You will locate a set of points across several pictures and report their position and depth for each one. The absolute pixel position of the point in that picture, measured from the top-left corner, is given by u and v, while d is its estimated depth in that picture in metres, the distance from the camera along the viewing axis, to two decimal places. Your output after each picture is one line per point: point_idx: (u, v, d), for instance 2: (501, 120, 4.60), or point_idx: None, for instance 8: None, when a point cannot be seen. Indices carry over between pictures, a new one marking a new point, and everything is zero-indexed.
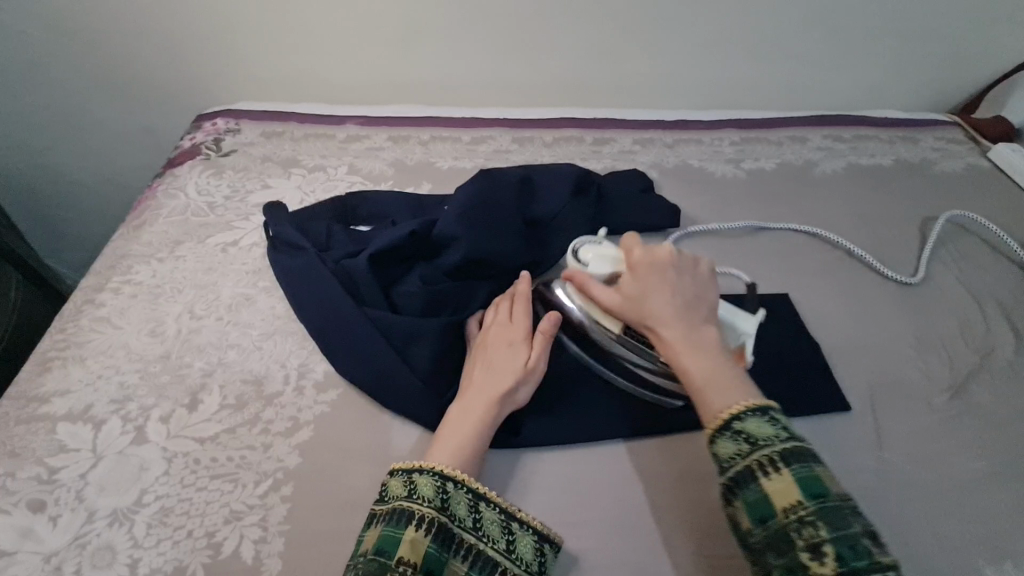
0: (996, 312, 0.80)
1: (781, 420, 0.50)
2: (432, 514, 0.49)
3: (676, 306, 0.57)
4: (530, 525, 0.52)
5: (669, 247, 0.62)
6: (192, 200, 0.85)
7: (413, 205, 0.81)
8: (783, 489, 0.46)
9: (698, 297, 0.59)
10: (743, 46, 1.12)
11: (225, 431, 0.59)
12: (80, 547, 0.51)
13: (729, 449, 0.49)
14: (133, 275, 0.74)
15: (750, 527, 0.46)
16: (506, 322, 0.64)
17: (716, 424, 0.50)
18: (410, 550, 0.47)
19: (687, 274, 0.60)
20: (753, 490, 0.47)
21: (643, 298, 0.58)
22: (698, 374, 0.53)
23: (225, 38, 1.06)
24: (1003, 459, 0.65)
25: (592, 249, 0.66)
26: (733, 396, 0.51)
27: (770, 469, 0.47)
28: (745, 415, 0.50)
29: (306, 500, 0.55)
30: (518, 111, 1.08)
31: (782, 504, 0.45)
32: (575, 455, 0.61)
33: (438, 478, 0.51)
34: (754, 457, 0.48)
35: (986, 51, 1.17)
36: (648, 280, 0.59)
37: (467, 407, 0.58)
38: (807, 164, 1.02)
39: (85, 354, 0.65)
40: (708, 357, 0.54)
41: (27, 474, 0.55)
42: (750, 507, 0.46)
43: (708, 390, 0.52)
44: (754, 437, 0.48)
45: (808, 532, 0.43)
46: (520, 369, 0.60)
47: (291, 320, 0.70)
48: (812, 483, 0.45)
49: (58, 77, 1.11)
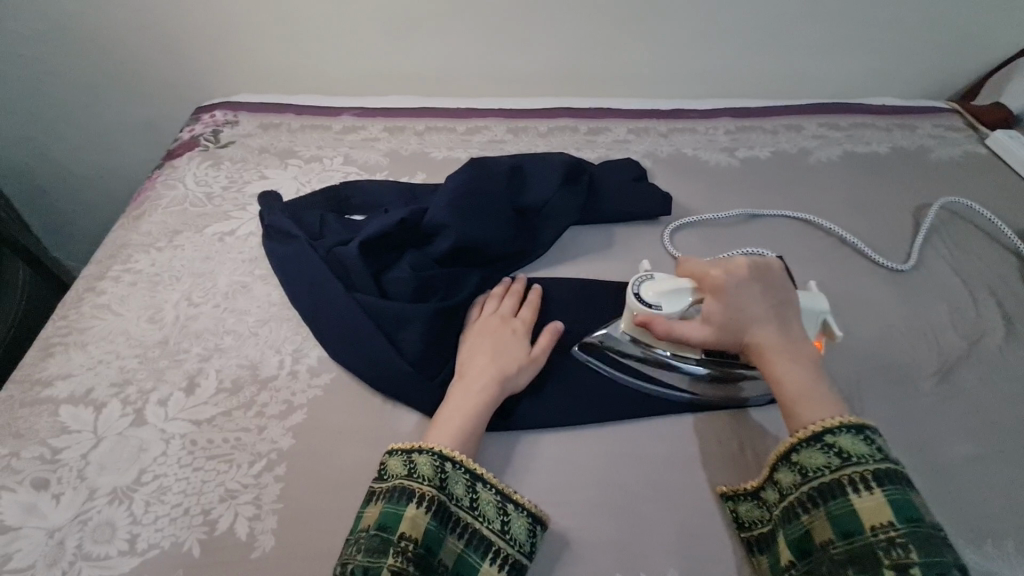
0: (987, 298, 0.80)
1: (875, 439, 0.50)
2: (431, 493, 0.51)
3: (764, 319, 0.58)
4: (524, 506, 0.53)
5: (745, 258, 0.62)
6: (191, 190, 0.87)
7: (407, 195, 0.82)
8: (873, 508, 0.47)
9: (783, 307, 0.60)
10: (738, 34, 1.11)
11: (221, 413, 0.61)
12: (81, 523, 0.53)
13: (818, 461, 0.50)
14: (133, 263, 0.76)
15: (831, 538, 0.48)
16: (508, 316, 0.68)
17: (802, 435, 0.52)
18: (411, 526, 0.49)
19: (769, 285, 0.60)
20: (839, 502, 0.48)
21: (730, 314, 0.59)
22: (791, 388, 0.54)
23: (222, 31, 1.07)
24: (989, 443, 0.65)
25: (653, 286, 0.63)
26: (829, 411, 0.52)
27: (861, 487, 0.48)
28: (840, 431, 0.50)
29: (299, 480, 0.56)
30: (510, 101, 1.09)
31: (872, 522, 0.46)
32: (562, 438, 0.62)
33: (437, 458, 0.53)
34: (844, 472, 0.49)
35: (986, 36, 1.16)
36: (733, 294, 0.59)
37: (467, 387, 0.60)
38: (802, 152, 1.02)
39: (86, 339, 0.67)
40: (800, 373, 0.55)
41: (31, 454, 0.57)
42: (834, 519, 0.48)
43: (801, 404, 0.53)
44: (848, 453, 0.49)
45: (896, 553, 0.44)
46: (524, 359, 0.63)
47: (286, 307, 0.71)
48: (907, 506, 0.46)
49: (60, 72, 1.13)
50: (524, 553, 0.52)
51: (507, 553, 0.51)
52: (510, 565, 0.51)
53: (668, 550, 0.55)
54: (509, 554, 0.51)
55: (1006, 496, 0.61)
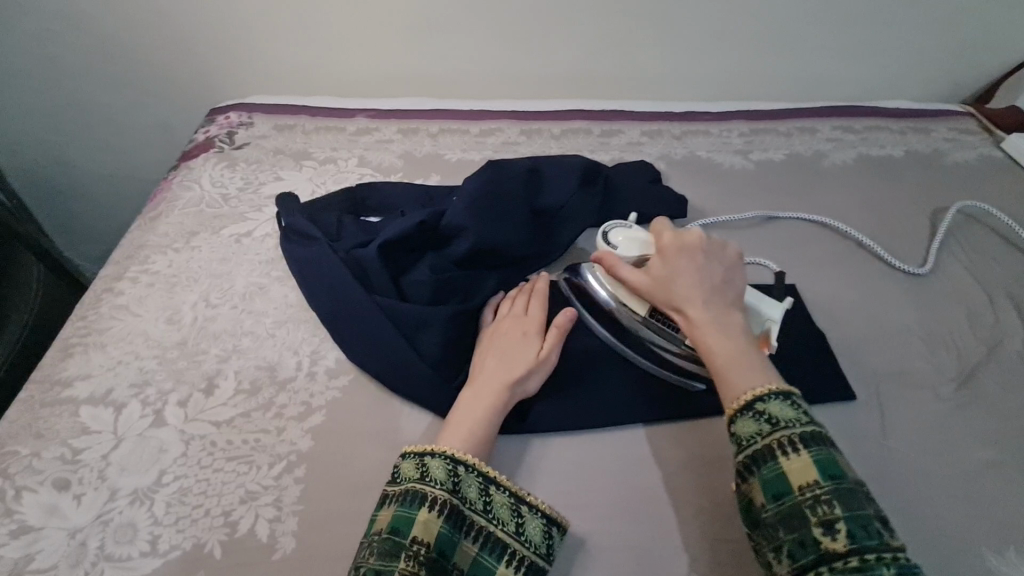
0: (1005, 303, 0.80)
1: (802, 406, 0.51)
2: (444, 497, 0.50)
3: (705, 289, 0.59)
4: (538, 509, 0.53)
5: (699, 232, 0.62)
6: (207, 191, 0.87)
7: (423, 197, 0.82)
8: (800, 468, 0.47)
9: (726, 282, 0.60)
10: (752, 37, 1.11)
11: (240, 415, 0.61)
12: (103, 524, 0.53)
13: (751, 428, 0.50)
14: (151, 264, 0.76)
15: (764, 503, 0.47)
16: (521, 314, 0.67)
17: (738, 405, 0.52)
18: (423, 530, 0.49)
19: (716, 261, 0.61)
20: (770, 467, 0.48)
21: (672, 281, 0.59)
22: (721, 355, 0.55)
23: (237, 32, 1.08)
24: (1009, 448, 0.65)
25: (622, 232, 0.67)
26: (758, 378, 0.53)
27: (789, 449, 0.48)
28: (769, 398, 0.51)
29: (318, 482, 0.56)
30: (524, 104, 1.09)
31: (799, 483, 0.46)
32: (579, 442, 0.62)
33: (450, 462, 0.52)
34: (774, 437, 0.49)
35: (1001, 39, 1.15)
36: (677, 262, 0.60)
37: (478, 391, 0.60)
38: (817, 155, 1.02)
39: (105, 340, 0.67)
40: (733, 340, 0.56)
41: (52, 454, 0.57)
42: (767, 483, 0.48)
43: (729, 371, 0.54)
44: (777, 418, 0.50)
45: (822, 510, 0.45)
46: (531, 360, 0.62)
47: (303, 309, 0.71)
48: (830, 464, 0.47)
49: (75, 73, 1.13)
50: (540, 556, 0.51)
51: (522, 555, 0.51)
52: (526, 567, 0.51)
53: (688, 554, 0.54)
54: (525, 557, 0.51)
55: None
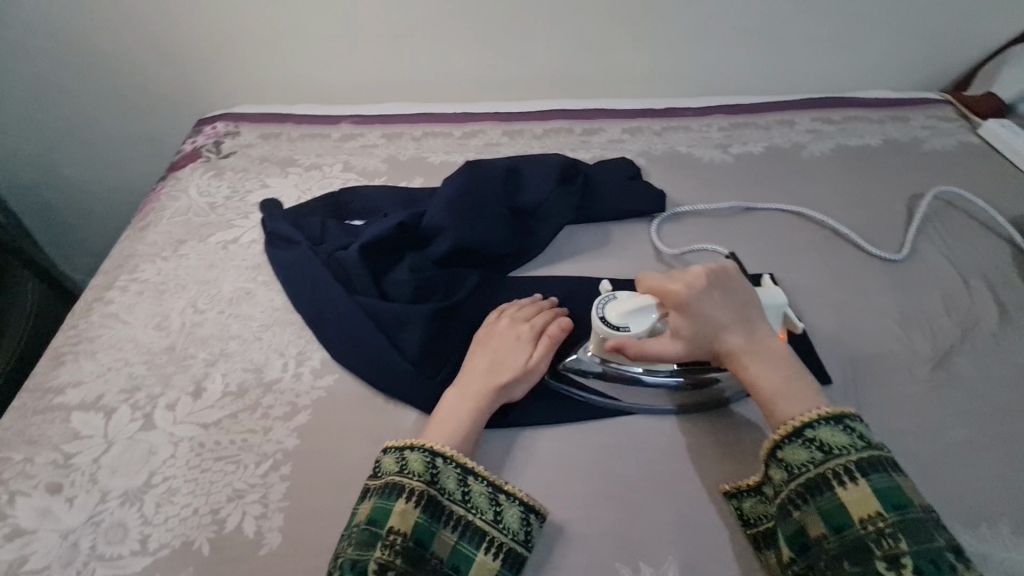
0: (981, 286, 0.81)
1: (856, 428, 0.51)
2: (422, 488, 0.52)
3: (731, 322, 0.59)
4: (516, 497, 0.55)
5: (699, 268, 0.61)
6: (194, 200, 0.88)
7: (405, 199, 0.84)
8: (860, 499, 0.48)
9: (745, 313, 0.59)
10: (730, 32, 1.13)
11: (228, 416, 0.62)
12: (94, 524, 0.54)
13: (802, 457, 0.51)
14: (140, 273, 0.77)
15: (823, 533, 0.49)
16: (522, 320, 0.67)
17: (785, 432, 0.53)
18: (400, 520, 0.50)
19: (727, 294, 0.60)
20: (829, 498, 0.49)
21: (696, 330, 0.58)
22: (768, 389, 0.56)
23: (223, 45, 1.10)
24: (984, 427, 0.66)
25: (614, 307, 0.62)
26: (809, 407, 0.54)
27: (846, 479, 0.49)
28: (818, 424, 0.52)
29: (303, 479, 0.58)
30: (506, 105, 1.10)
31: (861, 514, 0.47)
32: (560, 434, 0.63)
33: (428, 454, 0.54)
34: (828, 466, 0.50)
35: (977, 27, 1.17)
36: (693, 310, 0.58)
37: (464, 392, 0.61)
38: (796, 146, 1.03)
39: (96, 347, 0.68)
40: (773, 374, 0.56)
41: (45, 459, 0.59)
42: (825, 514, 0.49)
43: (778, 403, 0.55)
44: (829, 446, 0.51)
45: (887, 544, 0.46)
46: (520, 368, 0.63)
47: (289, 312, 0.73)
48: (892, 494, 0.47)
49: (65, 88, 1.15)
50: (518, 542, 0.53)
51: (500, 542, 0.52)
52: (505, 553, 0.52)
53: (667, 539, 0.56)
54: (502, 544, 0.52)
55: (1002, 480, 0.62)
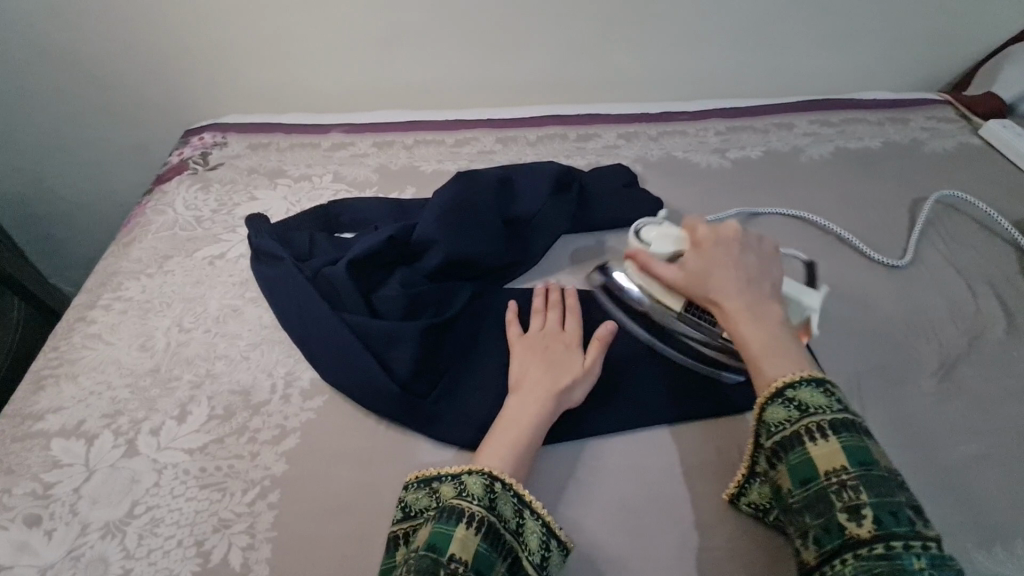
0: (986, 292, 0.79)
1: (835, 392, 0.49)
2: (482, 513, 0.48)
3: (740, 279, 0.59)
4: (565, 546, 0.50)
5: (735, 228, 0.63)
6: (180, 214, 0.86)
7: (396, 210, 0.82)
8: (828, 454, 0.46)
9: (761, 275, 0.60)
10: (725, 34, 1.11)
11: (213, 441, 0.60)
12: (74, 559, 0.52)
13: (779, 415, 0.49)
14: (124, 291, 0.75)
15: (790, 488, 0.47)
16: (558, 330, 0.66)
17: (768, 392, 0.50)
18: (461, 547, 0.45)
19: (752, 255, 0.61)
20: (797, 453, 0.47)
21: (705, 273, 0.59)
22: (756, 344, 0.54)
23: (210, 54, 1.08)
24: (993, 440, 0.64)
25: (654, 229, 0.67)
26: (791, 366, 0.51)
27: (817, 436, 0.47)
28: (800, 385, 0.49)
29: (291, 507, 0.56)
30: (499, 110, 1.08)
31: (826, 468, 0.45)
32: (558, 454, 0.61)
33: (487, 478, 0.51)
34: (803, 423, 0.48)
35: (976, 26, 1.15)
36: (712, 258, 0.60)
37: (524, 402, 0.58)
38: (794, 150, 1.01)
39: (77, 370, 0.66)
40: (766, 330, 0.55)
41: (23, 490, 0.56)
42: (793, 469, 0.47)
43: (764, 361, 0.53)
44: (806, 404, 0.48)
45: (849, 496, 0.44)
46: (579, 370, 0.62)
47: (277, 329, 0.71)
48: (860, 450, 0.46)
49: (50, 99, 1.13)
50: None
51: None
52: None
53: (670, 563, 0.54)
54: None
55: (1012, 496, 0.60)
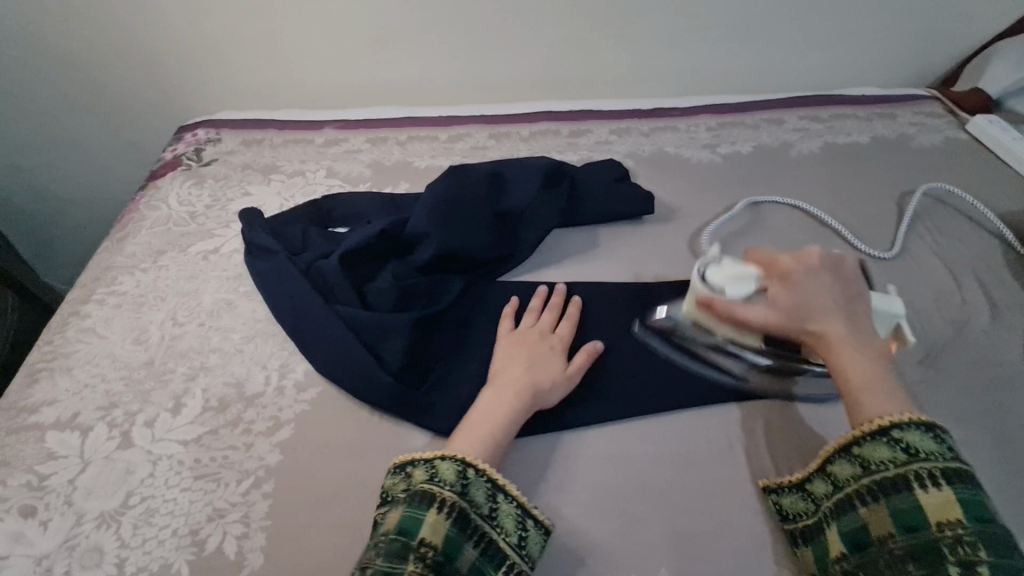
0: (972, 284, 0.80)
1: (946, 439, 0.50)
2: (453, 499, 0.49)
3: (836, 310, 0.59)
4: (541, 524, 0.52)
5: (817, 253, 0.64)
6: (174, 209, 0.87)
7: (389, 205, 0.83)
8: (940, 505, 0.46)
9: (851, 305, 0.60)
10: (715, 31, 1.12)
11: (208, 432, 0.61)
12: (69, 548, 0.52)
13: (883, 454, 0.50)
14: (118, 285, 0.76)
15: (892, 533, 0.48)
16: (547, 331, 0.67)
17: (869, 430, 0.51)
18: (432, 531, 0.47)
19: (839, 283, 0.62)
20: (905, 497, 0.48)
21: (800, 304, 0.60)
22: (857, 378, 0.54)
23: (203, 51, 1.08)
24: (977, 427, 0.66)
25: (720, 273, 0.64)
26: (894, 405, 0.52)
27: (929, 483, 0.47)
28: (906, 426, 0.50)
29: (285, 496, 0.56)
30: (491, 107, 1.09)
31: (939, 519, 0.46)
32: (551, 443, 0.62)
33: (459, 464, 0.52)
34: (911, 467, 0.49)
35: (964, 22, 1.16)
36: (803, 288, 0.61)
37: (499, 395, 0.59)
38: (784, 145, 1.03)
39: (71, 363, 0.67)
40: (866, 365, 0.55)
41: (18, 482, 0.57)
42: (898, 513, 0.48)
43: (865, 397, 0.53)
44: (917, 448, 0.49)
45: (963, 551, 0.44)
46: (559, 375, 0.63)
47: (271, 323, 0.71)
48: (977, 507, 0.46)
49: (41, 96, 1.13)
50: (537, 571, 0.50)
51: (521, 569, 0.50)
52: None
53: (659, 550, 0.55)
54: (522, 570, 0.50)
55: (996, 481, 0.61)
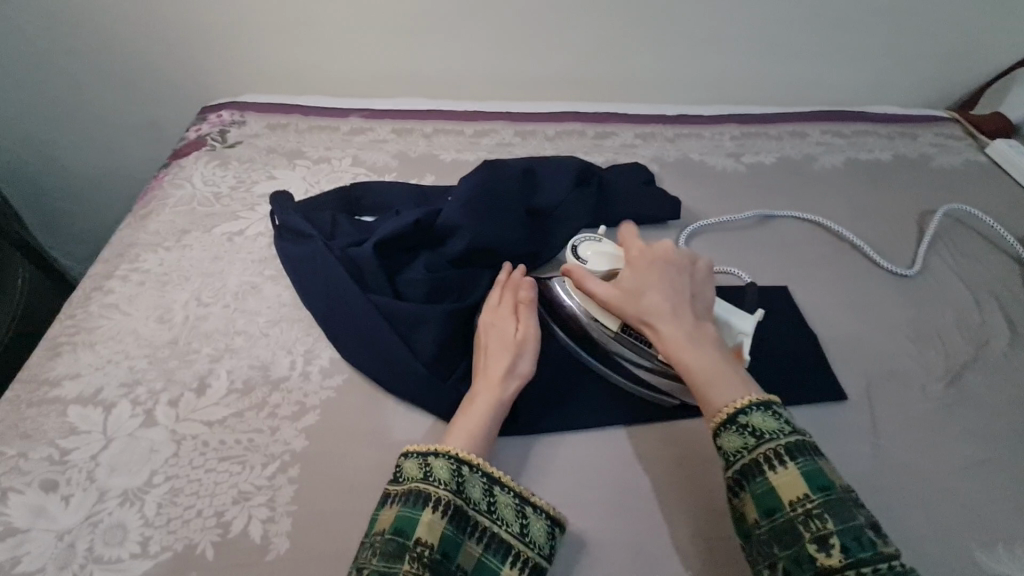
0: (991, 304, 0.81)
1: (782, 413, 0.51)
2: (448, 497, 0.50)
3: (677, 301, 0.59)
4: (543, 509, 0.53)
5: (666, 244, 0.64)
6: (198, 189, 0.86)
7: (418, 196, 0.82)
8: (789, 482, 0.47)
9: (695, 296, 0.60)
10: (743, 41, 1.12)
11: (233, 414, 0.60)
12: (92, 525, 0.52)
13: (736, 443, 0.50)
14: (141, 263, 0.75)
15: (755, 519, 0.47)
16: (495, 307, 0.66)
17: (720, 419, 0.51)
18: (428, 530, 0.48)
19: (685, 274, 0.62)
20: (759, 482, 0.48)
21: (641, 295, 0.59)
22: (700, 368, 0.54)
23: (231, 32, 1.07)
24: (995, 447, 0.66)
25: (591, 245, 0.68)
26: (735, 391, 0.52)
27: (777, 463, 0.48)
28: (752, 410, 0.51)
29: (310, 482, 0.56)
30: (518, 105, 1.09)
31: (791, 497, 0.46)
32: (571, 441, 0.62)
33: (455, 462, 0.52)
34: (760, 450, 0.49)
35: (986, 46, 1.18)
36: (647, 278, 0.60)
37: (472, 392, 0.60)
38: (807, 158, 1.03)
39: (94, 339, 0.66)
40: (708, 355, 0.55)
41: (38, 455, 0.56)
42: (758, 498, 0.48)
43: (708, 385, 0.53)
44: (761, 430, 0.49)
45: (815, 525, 0.45)
46: (514, 344, 0.62)
47: (297, 308, 0.71)
48: (818, 476, 0.47)
49: (63, 68, 1.11)
50: (545, 557, 0.51)
51: (528, 556, 0.51)
52: (530, 568, 0.50)
53: (682, 552, 0.55)
54: (530, 558, 0.51)
55: (1015, 499, 0.62)
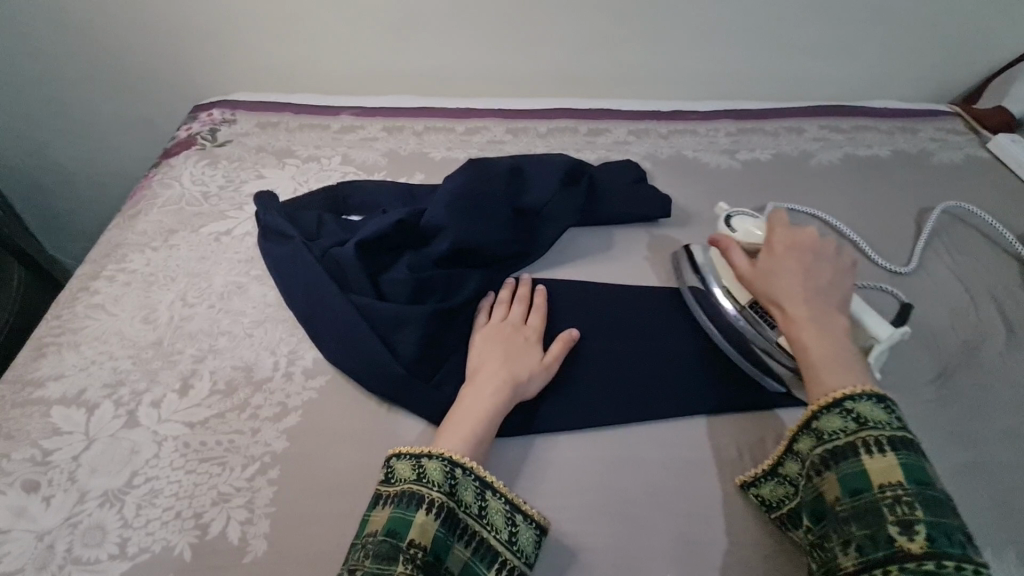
0: (988, 305, 0.80)
1: (896, 409, 0.49)
2: (442, 499, 0.50)
3: (808, 288, 0.58)
4: (532, 518, 0.53)
5: (814, 233, 0.63)
6: (187, 189, 0.86)
7: (405, 195, 0.82)
8: (883, 469, 0.46)
9: (833, 285, 0.59)
10: (738, 36, 1.11)
11: (215, 415, 0.60)
12: (72, 526, 0.52)
13: (835, 424, 0.50)
14: (128, 263, 0.75)
15: (838, 497, 0.47)
16: (519, 323, 0.67)
17: (824, 401, 0.51)
18: (421, 532, 0.48)
19: (828, 263, 0.61)
20: (850, 463, 0.47)
21: (771, 273, 0.61)
22: (816, 351, 0.54)
23: (223, 32, 1.07)
24: (988, 451, 0.65)
25: (746, 222, 0.71)
26: (850, 378, 0.51)
27: (874, 449, 0.47)
28: (859, 397, 0.50)
29: (291, 484, 0.56)
30: (509, 102, 1.08)
31: (880, 481, 0.46)
32: (557, 444, 0.61)
33: (447, 463, 0.52)
34: (860, 435, 0.48)
35: (989, 39, 1.15)
36: (785, 260, 0.61)
37: (481, 390, 0.59)
38: (804, 155, 1.01)
39: (79, 339, 0.66)
40: (829, 339, 0.55)
41: (22, 455, 0.56)
42: (843, 477, 0.47)
43: (822, 369, 0.53)
44: (865, 418, 0.49)
45: (901, 510, 0.44)
46: (536, 366, 0.63)
47: (282, 308, 0.70)
48: (919, 470, 0.45)
49: (58, 69, 1.12)
50: (531, 565, 0.51)
51: (515, 564, 0.50)
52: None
53: (665, 556, 0.54)
54: (516, 566, 0.50)
55: (1005, 504, 0.61)
